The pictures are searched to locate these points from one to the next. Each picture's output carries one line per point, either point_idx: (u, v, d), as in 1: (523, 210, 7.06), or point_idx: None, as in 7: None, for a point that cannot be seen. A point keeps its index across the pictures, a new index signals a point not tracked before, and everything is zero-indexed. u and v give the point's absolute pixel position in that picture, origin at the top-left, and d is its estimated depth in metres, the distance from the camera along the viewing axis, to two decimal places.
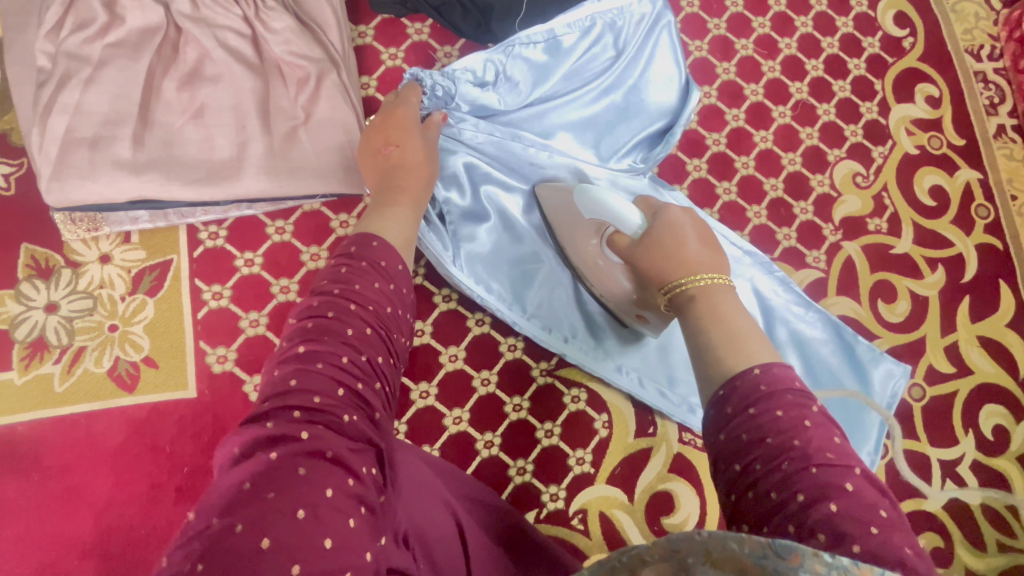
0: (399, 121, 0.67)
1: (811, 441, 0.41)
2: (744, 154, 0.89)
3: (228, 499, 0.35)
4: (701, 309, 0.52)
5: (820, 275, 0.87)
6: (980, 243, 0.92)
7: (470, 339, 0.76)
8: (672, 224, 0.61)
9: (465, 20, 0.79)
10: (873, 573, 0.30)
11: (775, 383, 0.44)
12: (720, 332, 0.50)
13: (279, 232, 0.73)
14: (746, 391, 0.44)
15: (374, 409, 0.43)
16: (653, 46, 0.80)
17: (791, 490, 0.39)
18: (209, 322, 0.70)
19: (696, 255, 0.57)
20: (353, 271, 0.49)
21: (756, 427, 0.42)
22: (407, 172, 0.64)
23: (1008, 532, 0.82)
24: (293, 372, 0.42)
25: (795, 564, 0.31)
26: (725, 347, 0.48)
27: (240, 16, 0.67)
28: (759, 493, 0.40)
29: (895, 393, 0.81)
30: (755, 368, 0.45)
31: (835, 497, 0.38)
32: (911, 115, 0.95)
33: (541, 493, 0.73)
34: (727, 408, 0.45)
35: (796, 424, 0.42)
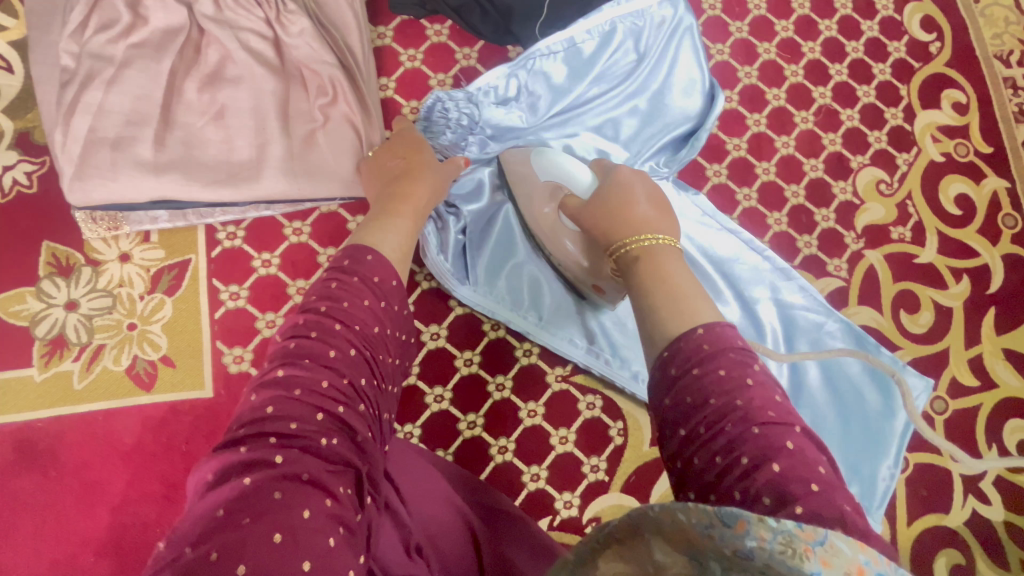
0: (411, 139, 0.69)
1: (752, 400, 0.41)
2: (765, 159, 0.88)
3: (203, 526, 0.36)
4: (644, 270, 0.53)
5: (841, 284, 0.86)
6: (1007, 254, 0.90)
7: (484, 344, 0.76)
8: (625, 188, 0.63)
9: (484, 21, 0.78)
10: (817, 534, 0.32)
11: (716, 342, 0.44)
12: (662, 292, 0.50)
13: (296, 233, 0.73)
14: (688, 353, 0.44)
15: (357, 431, 0.44)
16: (676, 48, 0.78)
17: (735, 454, 0.39)
18: (226, 322, 0.70)
19: (642, 214, 0.59)
20: (343, 288, 0.50)
21: (699, 390, 0.42)
22: (410, 180, 0.64)
23: None
24: (270, 399, 0.43)
25: (740, 532, 0.32)
26: (668, 309, 0.49)
27: (261, 17, 0.67)
28: (703, 458, 0.41)
29: (918, 407, 0.79)
30: (698, 329, 0.45)
31: (778, 457, 0.38)
32: (937, 121, 0.93)
33: (554, 500, 0.73)
34: (671, 369, 0.45)
35: (738, 383, 0.42)
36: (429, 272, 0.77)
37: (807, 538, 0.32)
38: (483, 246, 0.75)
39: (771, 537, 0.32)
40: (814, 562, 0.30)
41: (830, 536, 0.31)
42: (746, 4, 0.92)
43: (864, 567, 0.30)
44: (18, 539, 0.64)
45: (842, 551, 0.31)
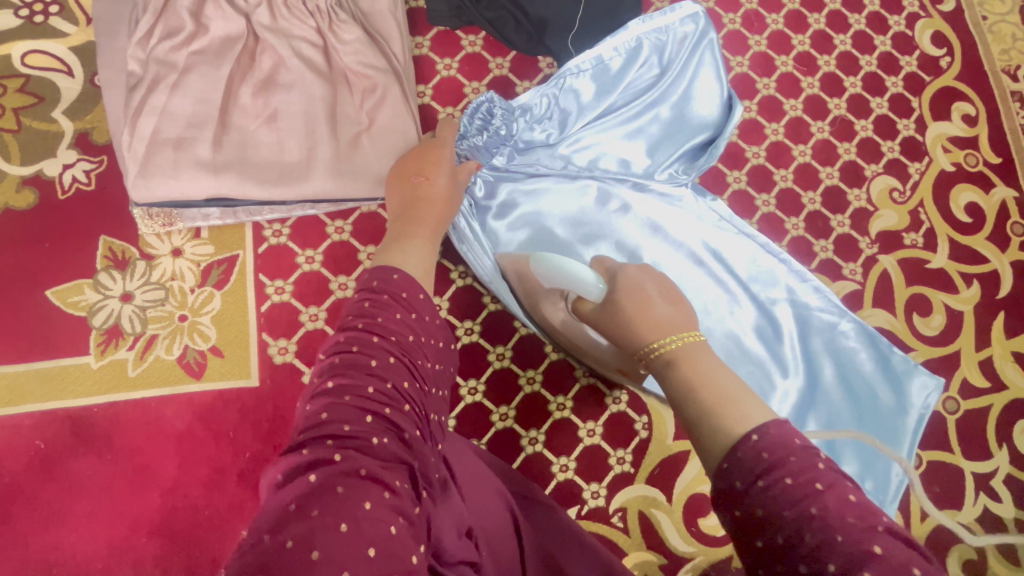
0: (432, 156, 0.70)
1: (830, 505, 0.39)
2: (783, 167, 0.91)
3: (276, 519, 0.38)
4: (682, 373, 0.52)
5: (856, 288, 0.89)
6: (1015, 260, 0.93)
7: (516, 339, 0.79)
8: (635, 284, 0.62)
9: (518, 33, 0.83)
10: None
11: (777, 450, 0.43)
12: (710, 394, 0.49)
13: (338, 231, 0.77)
14: (751, 465, 0.43)
15: (404, 429, 0.46)
16: (698, 62, 0.81)
17: (822, 566, 0.37)
18: (271, 316, 0.74)
19: (663, 315, 0.58)
20: (376, 305, 0.52)
21: (770, 501, 0.41)
22: (427, 204, 0.66)
23: None
24: (323, 406, 0.45)
25: None
26: (719, 414, 0.48)
27: (313, 27, 0.71)
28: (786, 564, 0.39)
29: (930, 405, 0.81)
30: (752, 435, 0.45)
31: (868, 564, 0.36)
32: (948, 132, 0.97)
33: (582, 490, 0.76)
34: (736, 483, 0.43)
35: (808, 489, 0.40)
36: (463, 270, 0.80)
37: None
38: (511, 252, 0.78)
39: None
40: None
41: None
42: (765, 19, 0.96)
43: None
44: (74, 518, 0.67)
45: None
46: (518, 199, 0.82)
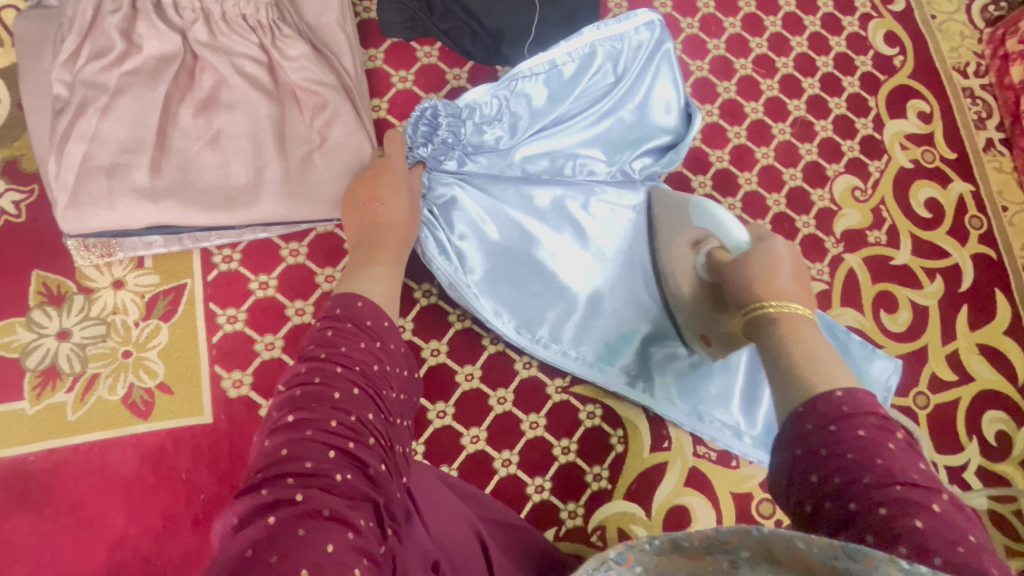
0: (387, 175, 0.67)
1: (896, 460, 0.40)
2: (746, 170, 0.91)
3: (231, 568, 0.35)
4: (781, 329, 0.52)
5: (824, 287, 0.89)
6: (974, 253, 0.95)
7: (484, 358, 0.76)
8: (757, 253, 0.60)
9: (475, 44, 0.81)
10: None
11: (857, 405, 0.43)
12: (804, 353, 0.49)
13: (293, 254, 0.74)
14: (826, 409, 0.43)
15: (369, 464, 0.43)
16: (654, 72, 0.82)
17: (870, 502, 0.38)
18: (224, 346, 0.70)
19: (787, 286, 0.56)
20: (339, 333, 0.49)
21: (841, 443, 0.41)
22: (389, 230, 0.64)
23: (1016, 536, 0.84)
24: (284, 441, 0.42)
25: (869, 567, 0.31)
26: (808, 369, 0.47)
27: (255, 43, 0.68)
28: (838, 501, 0.39)
29: (891, 388, 0.83)
30: (837, 391, 0.44)
31: (921, 515, 0.37)
32: (905, 130, 0.98)
33: (559, 510, 0.73)
34: (806, 423, 0.44)
35: (880, 444, 0.41)
36: (427, 288, 0.78)
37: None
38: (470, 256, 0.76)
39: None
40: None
41: None
42: (722, 23, 0.96)
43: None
44: None
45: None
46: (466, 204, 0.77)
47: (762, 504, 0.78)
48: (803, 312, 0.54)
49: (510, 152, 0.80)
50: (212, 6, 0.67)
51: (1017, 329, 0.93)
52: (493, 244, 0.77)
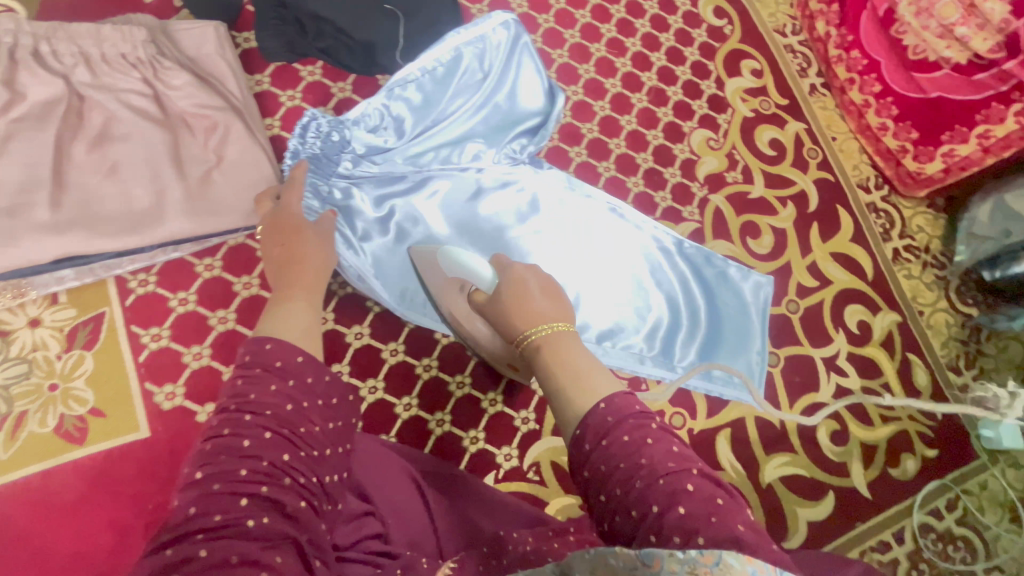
0: (291, 224, 0.71)
1: (655, 455, 0.46)
2: (614, 137, 1.04)
3: None
4: (546, 356, 0.59)
5: (696, 226, 1.03)
6: (816, 179, 1.12)
7: (406, 334, 0.84)
8: (518, 286, 0.68)
9: (352, 57, 0.89)
10: (713, 556, 0.39)
11: (618, 413, 0.49)
12: (565, 373, 0.56)
13: (208, 269, 0.79)
14: (598, 426, 0.49)
15: (286, 503, 0.45)
16: (517, 63, 0.93)
17: (645, 505, 0.44)
18: (152, 363, 0.74)
19: (540, 307, 0.64)
20: (249, 382, 0.51)
21: (610, 456, 0.47)
22: (299, 269, 0.67)
23: (887, 406, 1.00)
24: (193, 498, 0.43)
25: (657, 568, 0.40)
26: (573, 388, 0.54)
27: (139, 78, 0.74)
28: (623, 512, 0.45)
29: (764, 297, 0.98)
30: (600, 404, 0.51)
31: (682, 500, 0.43)
32: (742, 85, 1.15)
33: (495, 456, 0.81)
34: (584, 444, 0.49)
35: (639, 444, 0.47)
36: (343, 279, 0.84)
37: (707, 561, 0.39)
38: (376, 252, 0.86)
39: (680, 567, 0.40)
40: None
41: (722, 556, 0.39)
42: (573, 15, 1.09)
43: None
44: None
45: (733, 567, 0.39)
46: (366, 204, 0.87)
47: (673, 416, 0.91)
48: (563, 327, 0.62)
49: (400, 151, 0.90)
50: (91, 50, 0.72)
51: (860, 235, 1.11)
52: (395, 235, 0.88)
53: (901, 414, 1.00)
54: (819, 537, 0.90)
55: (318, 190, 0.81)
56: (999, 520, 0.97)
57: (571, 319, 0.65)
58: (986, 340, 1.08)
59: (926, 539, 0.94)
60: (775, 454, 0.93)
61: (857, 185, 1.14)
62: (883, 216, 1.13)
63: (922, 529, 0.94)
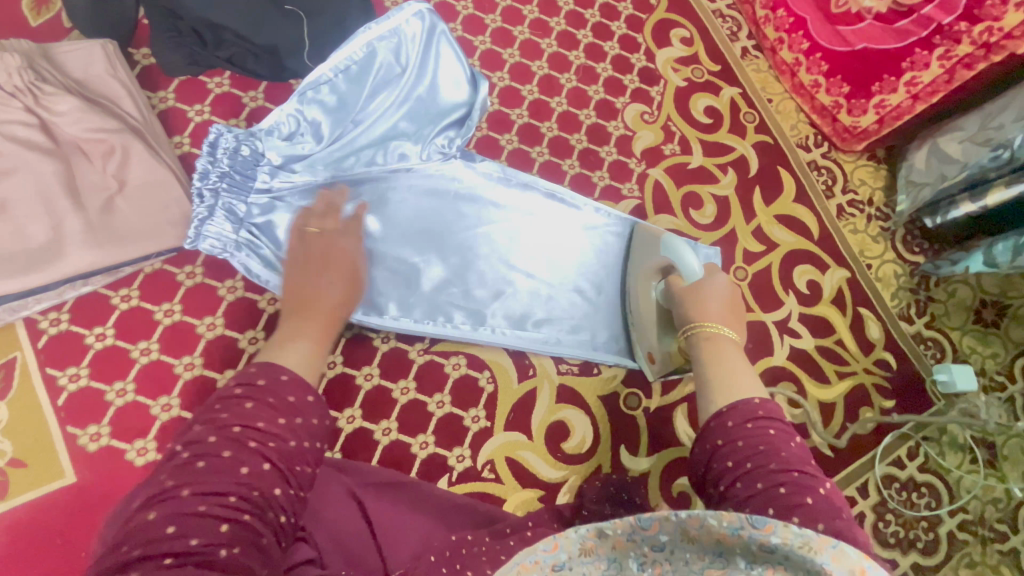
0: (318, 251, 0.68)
1: (794, 452, 0.49)
2: (546, 120, 1.02)
3: None
4: (705, 347, 0.62)
5: (637, 202, 1.01)
6: (754, 143, 1.11)
7: (343, 344, 0.81)
8: (707, 287, 0.70)
9: (259, 64, 0.85)
10: (830, 540, 0.40)
11: (770, 410, 0.53)
12: (716, 366, 0.58)
13: (125, 300, 0.76)
14: (745, 411, 0.52)
15: (264, 538, 0.39)
16: (435, 53, 0.89)
17: (772, 482, 0.47)
18: (73, 405, 0.71)
19: (719, 312, 0.65)
20: (259, 406, 0.44)
21: (752, 437, 0.50)
22: (318, 298, 0.62)
23: (842, 362, 1.01)
24: (165, 515, 0.37)
25: (768, 531, 0.40)
26: (719, 384, 0.56)
27: (20, 107, 0.70)
28: (744, 483, 0.48)
29: None
30: (755, 399, 0.54)
31: (810, 493, 0.46)
32: (673, 55, 1.13)
33: (447, 458, 0.80)
34: (727, 422, 0.52)
35: (783, 438, 0.50)
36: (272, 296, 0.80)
37: (824, 543, 0.40)
38: None
39: (793, 538, 0.40)
40: (826, 559, 0.39)
41: (840, 543, 0.40)
42: None
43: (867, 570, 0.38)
44: None
45: (851, 556, 0.39)
46: (290, 215, 0.83)
47: (629, 397, 0.89)
48: (731, 337, 0.63)
49: (322, 157, 0.86)
50: None
51: (803, 194, 1.10)
52: None
53: (856, 368, 1.01)
54: None
55: (233, 210, 0.77)
56: (960, 462, 0.98)
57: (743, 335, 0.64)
58: (935, 286, 1.08)
59: (889, 490, 0.95)
60: None
61: (797, 145, 1.13)
62: (825, 173, 1.13)
63: (886, 480, 0.95)
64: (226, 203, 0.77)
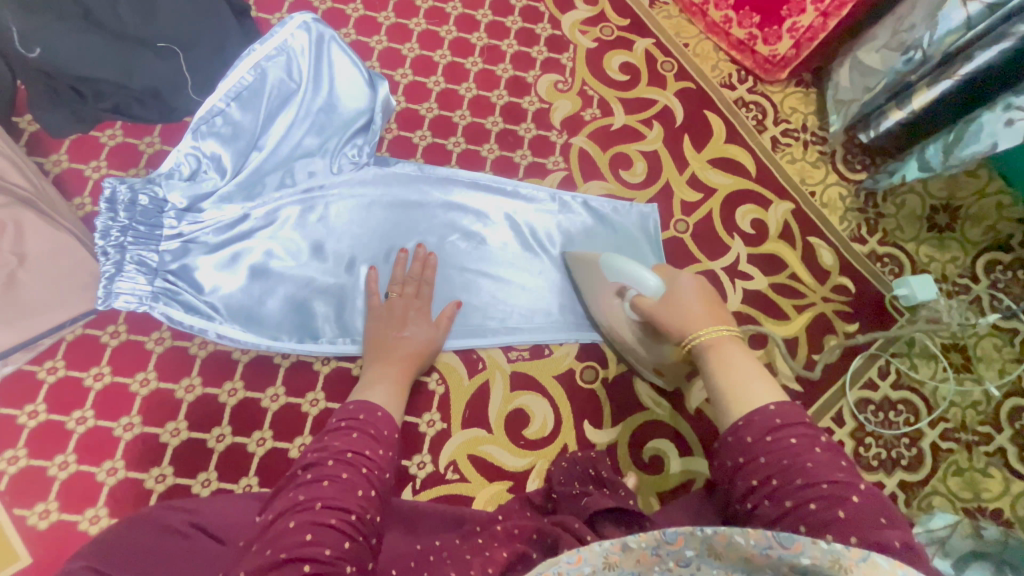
0: (399, 312, 0.78)
1: (821, 462, 0.46)
2: (457, 109, 0.99)
3: None
4: (710, 363, 0.57)
5: (564, 174, 0.99)
6: (677, 91, 1.09)
7: (283, 374, 0.80)
8: (670, 294, 0.67)
9: (147, 110, 0.84)
10: (861, 553, 0.37)
11: (789, 415, 0.49)
12: (728, 379, 0.54)
13: (52, 371, 0.75)
14: (762, 422, 0.49)
15: None
16: (329, 61, 0.86)
17: (800, 498, 0.44)
18: (15, 487, 0.70)
19: (698, 315, 0.62)
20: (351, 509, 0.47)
21: (774, 451, 0.47)
22: (398, 348, 0.75)
23: (799, 296, 0.99)
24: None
25: (796, 551, 0.38)
26: (731, 397, 0.52)
27: None
28: (774, 501, 0.45)
29: (652, 226, 0.97)
30: (770, 406, 0.50)
31: (842, 504, 0.43)
32: (579, 18, 1.10)
33: (409, 468, 0.79)
34: (746, 436, 0.49)
35: (806, 448, 0.47)
36: (201, 340, 0.79)
37: (852, 556, 0.37)
38: (231, 301, 0.80)
39: (823, 555, 0.38)
40: (854, 574, 0.36)
41: (869, 556, 0.37)
42: None
43: None
44: None
45: (881, 567, 0.36)
46: (206, 256, 0.81)
47: (585, 371, 0.87)
48: (730, 338, 0.58)
49: (230, 190, 0.83)
50: None
51: (734, 134, 1.08)
52: (248, 279, 0.82)
53: (814, 298, 0.99)
54: None
55: (144, 262, 0.76)
56: (933, 372, 0.97)
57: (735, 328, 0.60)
58: (882, 201, 1.06)
59: (865, 413, 0.93)
60: None
61: (720, 85, 1.11)
62: (753, 108, 1.10)
63: (861, 405, 0.94)
64: (137, 257, 0.75)
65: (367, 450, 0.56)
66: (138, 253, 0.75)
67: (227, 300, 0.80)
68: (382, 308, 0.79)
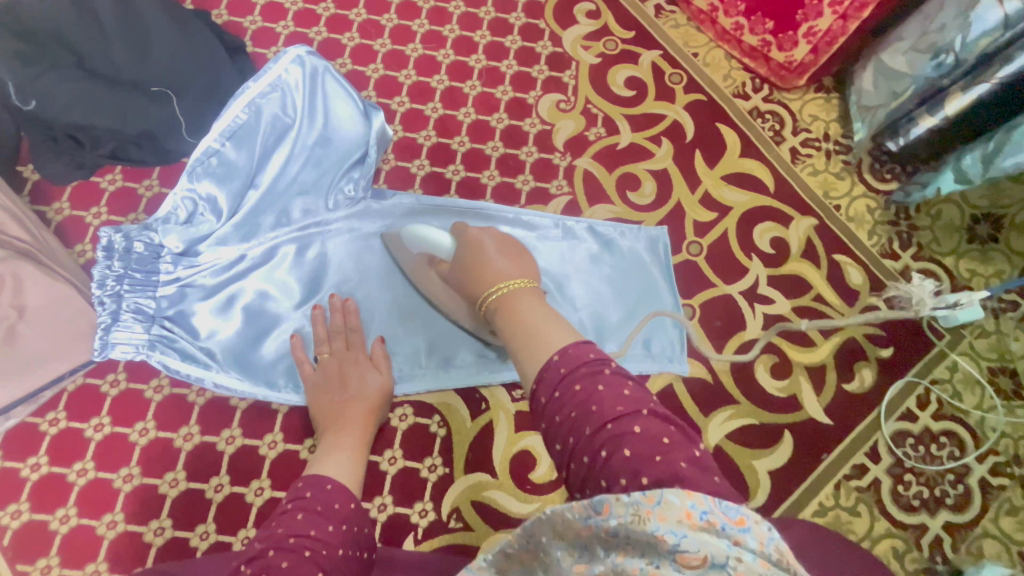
0: (336, 371, 0.76)
1: (604, 401, 0.43)
2: (455, 135, 0.96)
3: None
4: (505, 315, 0.55)
5: (568, 199, 0.95)
6: (687, 104, 1.03)
7: (281, 420, 0.78)
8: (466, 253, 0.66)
9: (142, 152, 0.83)
10: (655, 494, 0.37)
11: (571, 362, 0.46)
12: (518, 333, 0.52)
13: (54, 423, 0.75)
14: (550, 378, 0.46)
15: None
16: (322, 95, 0.84)
17: (593, 448, 0.42)
18: (18, 543, 0.70)
19: (496, 267, 0.61)
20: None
21: (565, 406, 0.44)
22: (344, 411, 0.72)
23: (824, 319, 0.92)
24: None
25: (607, 514, 0.37)
26: (523, 349, 0.50)
27: None
28: (576, 460, 0.43)
29: (663, 249, 0.92)
30: (553, 356, 0.47)
31: (626, 443, 0.41)
32: (581, 33, 1.06)
33: (410, 515, 0.76)
34: (540, 398, 0.46)
35: (591, 392, 0.44)
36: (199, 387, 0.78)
37: (649, 502, 0.36)
38: (227, 347, 0.79)
39: (626, 510, 0.36)
40: (654, 523, 0.35)
41: (663, 494, 0.37)
42: (379, 23, 1.01)
43: (692, 510, 0.36)
44: None
45: (674, 504, 0.36)
46: (202, 300, 0.80)
47: None
48: (520, 288, 0.57)
49: (224, 231, 0.82)
50: None
51: (750, 146, 1.01)
52: (242, 323, 0.81)
53: (842, 322, 0.92)
54: (783, 486, 0.84)
55: (141, 309, 0.75)
56: (979, 401, 0.88)
57: (532, 276, 0.60)
58: (916, 213, 0.98)
59: (904, 448, 0.86)
60: (714, 413, 0.86)
61: (733, 95, 1.04)
62: (770, 118, 1.03)
63: (897, 438, 0.86)
64: (133, 304, 0.75)
65: (312, 530, 0.53)
66: (133, 301, 0.75)
67: (221, 345, 0.79)
68: (317, 373, 0.76)
